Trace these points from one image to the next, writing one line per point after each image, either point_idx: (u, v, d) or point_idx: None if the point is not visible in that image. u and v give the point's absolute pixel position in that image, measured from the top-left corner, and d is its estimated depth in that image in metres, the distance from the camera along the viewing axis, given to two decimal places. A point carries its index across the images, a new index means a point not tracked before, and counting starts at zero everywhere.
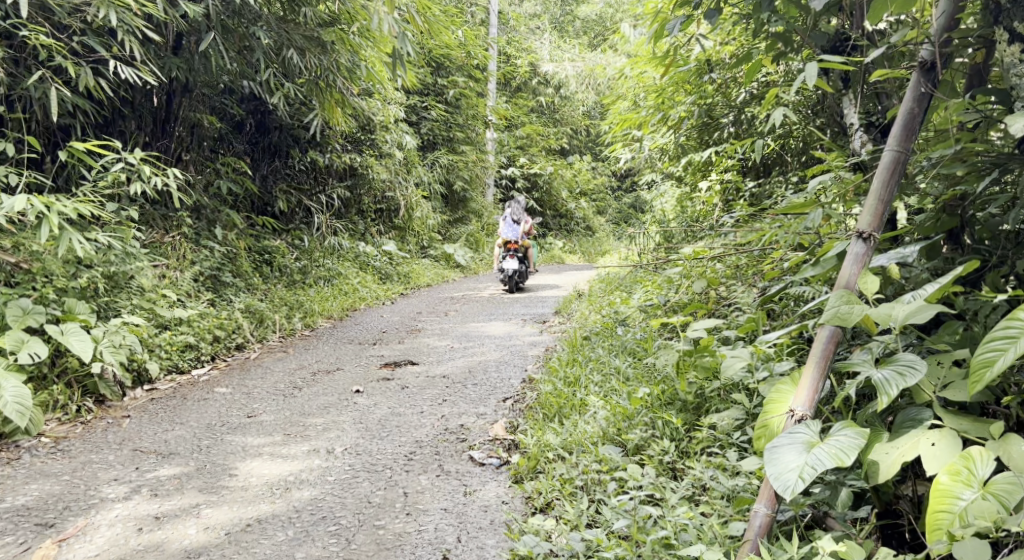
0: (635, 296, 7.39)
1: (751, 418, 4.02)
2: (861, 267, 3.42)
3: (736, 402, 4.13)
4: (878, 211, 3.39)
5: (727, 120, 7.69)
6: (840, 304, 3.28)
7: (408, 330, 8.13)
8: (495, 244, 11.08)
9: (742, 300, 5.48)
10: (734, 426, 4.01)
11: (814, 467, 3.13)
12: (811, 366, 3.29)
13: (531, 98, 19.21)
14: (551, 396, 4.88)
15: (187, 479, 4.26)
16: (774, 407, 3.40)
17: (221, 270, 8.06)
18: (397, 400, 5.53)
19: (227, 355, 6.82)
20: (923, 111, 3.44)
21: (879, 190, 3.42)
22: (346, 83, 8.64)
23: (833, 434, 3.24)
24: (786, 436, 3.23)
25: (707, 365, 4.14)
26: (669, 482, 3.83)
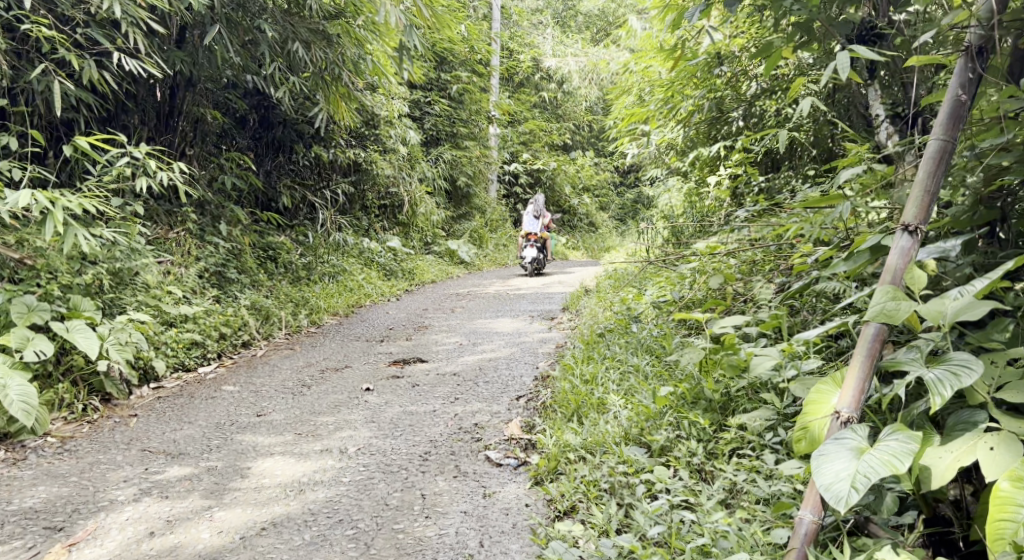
0: (647, 292, 7.28)
1: (783, 418, 3.92)
2: (908, 261, 3.27)
3: (765, 402, 4.03)
4: (925, 202, 3.25)
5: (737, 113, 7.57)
6: (886, 301, 3.18)
7: (415, 326, 8.02)
8: (518, 237, 11.95)
9: (758, 296, 5.38)
10: (765, 426, 3.91)
11: (867, 476, 3.02)
12: (857, 365, 3.17)
13: (534, 93, 19.09)
14: (568, 394, 4.77)
15: (198, 481, 4.14)
16: (814, 409, 3.27)
17: (226, 266, 7.95)
18: (408, 398, 5.42)
19: (234, 352, 6.71)
20: (971, 98, 3.30)
21: (926, 181, 3.29)
22: (352, 77, 8.53)
23: (883, 439, 3.13)
24: (834, 442, 3.10)
25: (735, 364, 4.04)
26: (701, 486, 3.74)
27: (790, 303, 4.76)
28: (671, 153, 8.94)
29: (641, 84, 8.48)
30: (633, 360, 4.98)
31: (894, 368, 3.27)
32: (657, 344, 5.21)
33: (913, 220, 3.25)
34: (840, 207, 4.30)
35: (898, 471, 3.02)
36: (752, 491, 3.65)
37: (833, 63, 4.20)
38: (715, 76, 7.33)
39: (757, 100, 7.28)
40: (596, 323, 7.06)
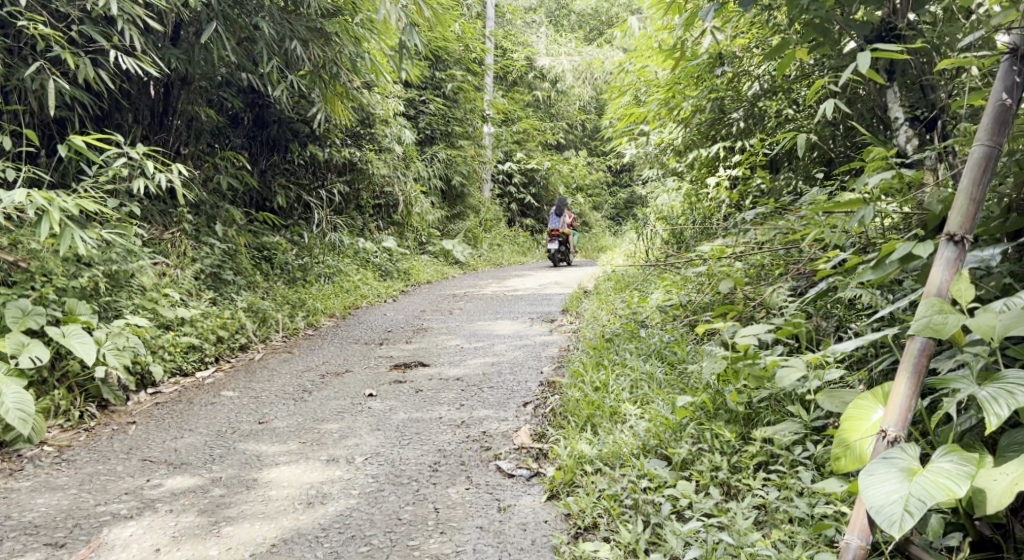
0: (650, 295, 7.18)
1: (809, 430, 3.86)
2: (953, 273, 3.18)
3: (792, 414, 3.94)
4: (971, 212, 3.15)
5: (738, 114, 7.48)
6: (933, 314, 3.11)
7: (414, 328, 7.90)
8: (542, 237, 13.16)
9: (769, 301, 5.28)
10: (794, 440, 3.82)
11: (921, 499, 2.96)
12: (902, 385, 3.06)
13: (527, 92, 18.94)
14: (578, 402, 4.67)
15: (203, 493, 4.01)
16: (855, 427, 3.25)
17: (222, 267, 7.82)
18: (413, 404, 5.29)
19: (231, 355, 6.58)
20: (1018, 104, 3.20)
21: (970, 188, 3.18)
22: (350, 76, 8.40)
23: (934, 461, 3.08)
24: (883, 462, 3.02)
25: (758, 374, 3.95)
26: (731, 504, 3.65)
27: (807, 309, 4.66)
28: (671, 154, 8.83)
29: (641, 83, 8.35)
30: (645, 367, 4.87)
31: (942, 385, 3.22)
32: (668, 352, 5.10)
33: (958, 230, 3.15)
34: (862, 211, 4.18)
35: (954, 496, 2.98)
36: (786, 509, 3.56)
37: (853, 62, 4.08)
38: (717, 76, 7.21)
39: (761, 101, 7.18)
40: (599, 327, 6.94)
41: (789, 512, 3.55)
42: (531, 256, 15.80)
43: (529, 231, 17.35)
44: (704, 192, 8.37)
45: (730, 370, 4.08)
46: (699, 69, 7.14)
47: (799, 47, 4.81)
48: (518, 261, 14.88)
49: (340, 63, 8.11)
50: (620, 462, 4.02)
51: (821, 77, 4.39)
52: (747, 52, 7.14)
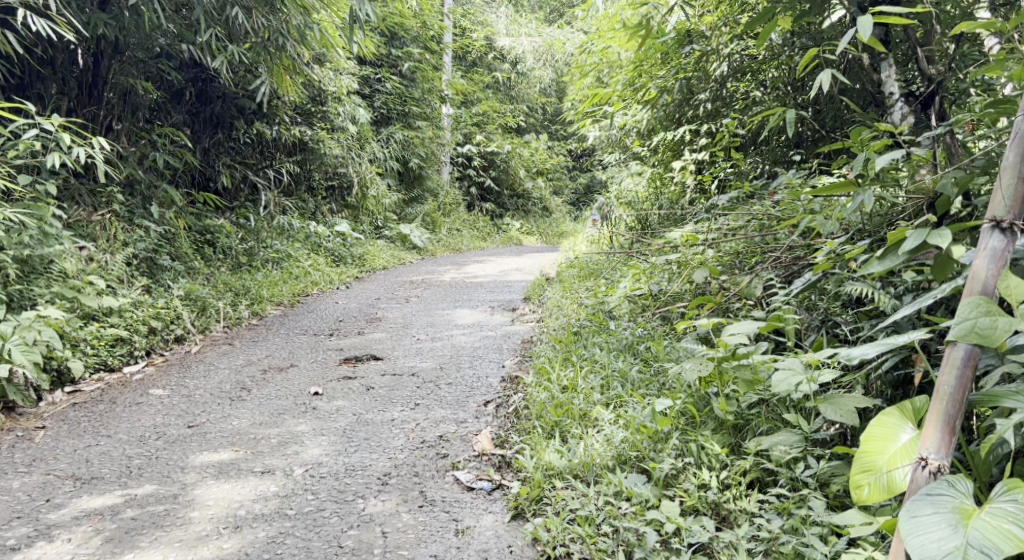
0: (619, 284, 6.76)
1: (809, 443, 3.47)
2: (1000, 266, 2.86)
3: (788, 424, 3.57)
4: (1019, 194, 2.84)
5: (705, 97, 7.05)
6: (978, 316, 2.82)
7: (367, 318, 7.39)
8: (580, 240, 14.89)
9: (748, 292, 4.90)
10: (791, 454, 3.46)
11: (979, 552, 2.67)
12: (944, 403, 2.75)
13: (487, 73, 18.34)
14: (545, 403, 4.25)
15: (112, 516, 3.54)
16: (878, 448, 2.98)
17: (159, 252, 7.30)
18: (365, 404, 4.84)
19: (165, 349, 6.09)
20: None
21: (1017, 167, 2.87)
22: (298, 48, 7.92)
23: (993, 500, 2.78)
24: (933, 506, 2.72)
25: (750, 379, 3.51)
26: (726, 533, 3.28)
27: (794, 302, 4.28)
28: (636, 137, 8.42)
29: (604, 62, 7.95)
30: (616, 364, 4.46)
31: (992, 401, 2.95)
32: (644, 348, 4.69)
33: (1005, 216, 2.85)
34: (859, 195, 3.81)
35: (1019, 546, 2.69)
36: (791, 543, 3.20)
37: (853, 27, 3.71)
38: (685, 55, 6.81)
39: (729, 80, 6.79)
40: (564, 318, 6.51)
41: (794, 542, 3.21)
42: (491, 241, 15.30)
43: (489, 215, 16.85)
44: (670, 175, 7.97)
45: (717, 372, 3.66)
46: (666, 46, 6.74)
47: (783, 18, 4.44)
48: (478, 246, 14.39)
49: (286, 34, 7.65)
50: (594, 477, 3.64)
51: (814, 49, 4.00)
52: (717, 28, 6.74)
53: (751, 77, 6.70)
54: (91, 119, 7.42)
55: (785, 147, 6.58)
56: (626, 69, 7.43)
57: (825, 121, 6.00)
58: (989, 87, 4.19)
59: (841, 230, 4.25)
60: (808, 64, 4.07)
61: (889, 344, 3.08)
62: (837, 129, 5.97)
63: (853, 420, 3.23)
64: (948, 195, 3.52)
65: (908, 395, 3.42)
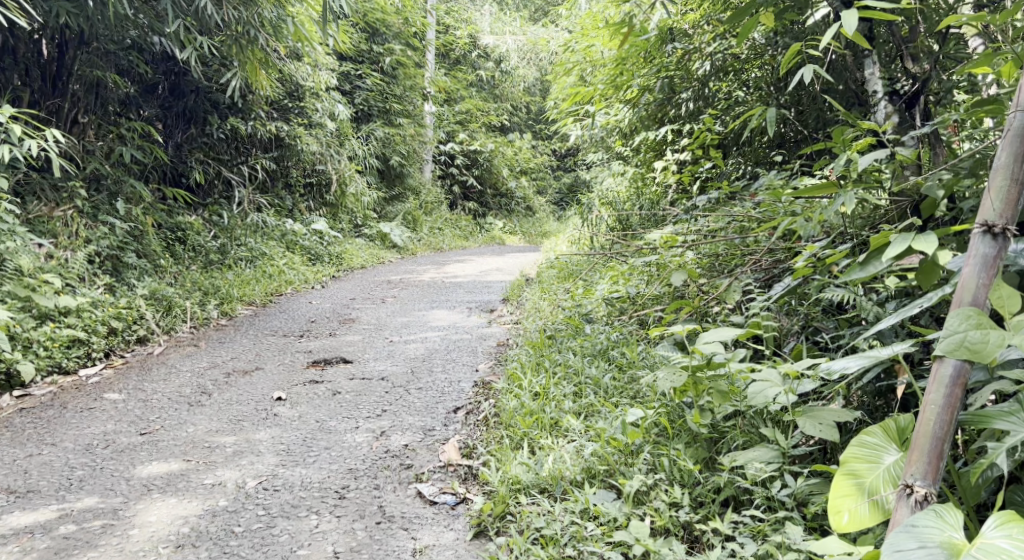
0: (598, 285, 6.59)
1: (786, 460, 3.29)
2: (990, 275, 2.72)
3: (765, 438, 3.39)
4: (1013, 198, 2.70)
5: (686, 95, 6.89)
6: (968, 329, 2.68)
7: (340, 319, 7.19)
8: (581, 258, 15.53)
9: (729, 296, 4.74)
10: (767, 471, 3.28)
11: None
12: (929, 422, 2.64)
13: (471, 71, 18.14)
14: (515, 411, 4.08)
15: (44, 534, 3.40)
16: (861, 471, 2.85)
17: (124, 250, 7.09)
18: (328, 411, 4.65)
19: (125, 350, 5.87)
20: None
21: (1010, 169, 2.73)
22: (271, 41, 7.76)
23: (985, 534, 2.61)
24: (918, 538, 2.58)
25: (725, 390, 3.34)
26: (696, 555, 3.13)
27: (773, 308, 4.11)
28: (617, 136, 8.25)
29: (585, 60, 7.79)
30: (590, 371, 4.29)
31: (982, 422, 2.85)
32: (619, 354, 4.52)
33: (997, 221, 2.71)
34: (841, 196, 3.65)
35: None
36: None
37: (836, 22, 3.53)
38: (666, 53, 6.66)
39: (712, 80, 6.64)
40: (540, 321, 6.33)
41: None
42: (474, 240, 15.10)
43: (471, 215, 16.64)
44: (651, 175, 7.82)
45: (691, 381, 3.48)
46: (648, 45, 6.59)
47: (764, 14, 4.28)
48: (460, 246, 14.18)
49: (258, 25, 7.50)
50: (561, 492, 3.49)
51: (794, 45, 3.82)
52: (699, 27, 6.59)
53: (733, 76, 6.55)
54: (56, 111, 7.21)
55: (769, 147, 6.43)
56: (606, 66, 7.28)
57: (807, 121, 5.86)
58: (975, 86, 4.06)
59: (823, 233, 4.09)
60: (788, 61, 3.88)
61: (869, 358, 2.93)
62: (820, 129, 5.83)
63: (831, 432, 3.08)
64: (934, 198, 3.37)
65: (890, 407, 3.27)
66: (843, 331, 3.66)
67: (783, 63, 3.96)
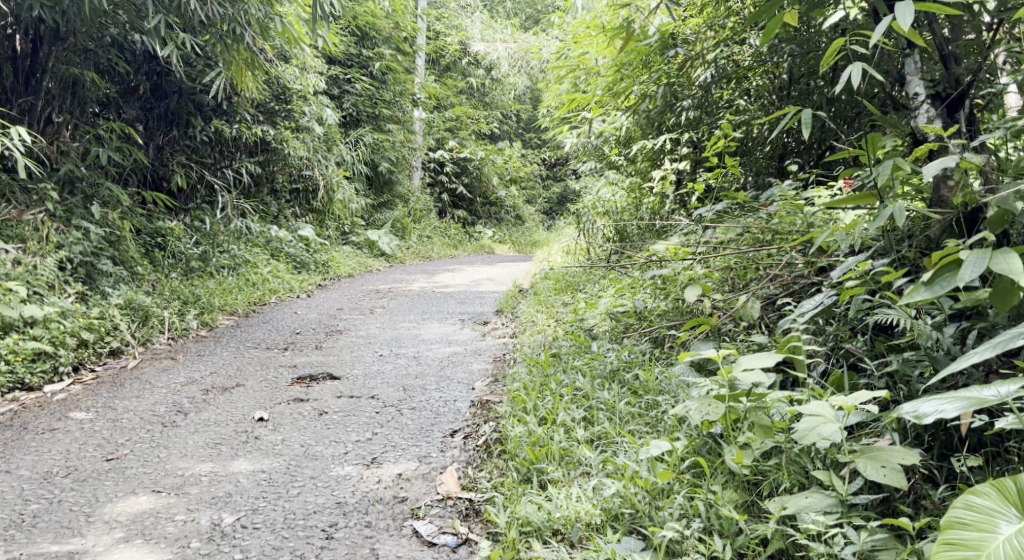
0: (602, 297, 6.26)
1: (846, 508, 3.05)
2: None
3: (817, 486, 3.14)
4: None
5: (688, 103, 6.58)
6: None
7: (327, 331, 6.82)
8: None
9: (747, 314, 4.42)
10: (827, 521, 3.03)
11: None
12: None
13: (461, 79, 17.75)
14: (522, 440, 3.74)
15: None
16: (981, 545, 2.74)
17: (99, 256, 6.72)
18: (314, 434, 4.28)
19: (96, 363, 5.53)
20: None
21: None
22: (258, 41, 7.40)
23: None
24: None
25: (768, 423, 3.23)
26: None
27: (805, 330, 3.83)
28: (615, 144, 7.90)
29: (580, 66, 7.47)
30: (601, 396, 3.98)
31: None
32: (632, 378, 4.18)
33: None
34: (886, 207, 3.35)
35: None
36: None
37: (890, 14, 3.22)
38: (668, 58, 6.35)
39: (714, 86, 6.35)
40: (538, 337, 5.96)
41: None
42: (463, 249, 14.71)
43: (460, 223, 16.25)
44: (648, 185, 7.48)
45: (727, 412, 3.34)
46: (649, 49, 6.27)
47: (786, 14, 4.01)
48: (449, 254, 13.77)
49: (244, 23, 7.14)
50: (578, 538, 3.20)
51: (837, 39, 3.51)
52: (701, 32, 6.28)
53: (736, 84, 6.22)
54: (29, 109, 6.82)
55: (776, 156, 6.10)
56: (606, 72, 6.97)
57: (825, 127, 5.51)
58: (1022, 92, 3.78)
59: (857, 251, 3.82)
60: (828, 55, 3.55)
61: (968, 403, 2.85)
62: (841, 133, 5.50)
63: (896, 475, 2.99)
64: (1009, 208, 3.12)
65: (956, 448, 3.18)
66: (891, 357, 3.38)
67: (824, 59, 3.62)
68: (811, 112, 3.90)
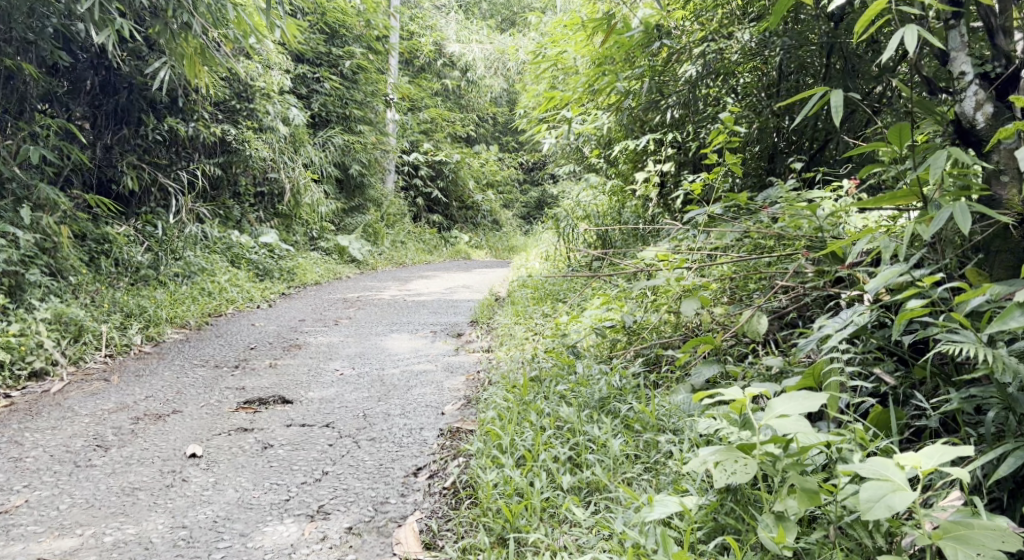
0: (590, 306, 5.66)
1: None
2: None
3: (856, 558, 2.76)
4: None
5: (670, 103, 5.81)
6: None
7: (285, 345, 6.19)
8: None
9: (750, 329, 3.87)
10: None
11: None
12: None
13: (436, 81, 17.14)
14: (497, 491, 3.29)
15: None
16: None
17: (29, 265, 6.05)
18: (253, 473, 3.69)
19: (14, 390, 5.00)
20: None
21: None
22: (210, 30, 6.72)
23: None
24: None
25: (813, 489, 2.79)
26: None
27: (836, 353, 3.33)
28: (596, 145, 7.30)
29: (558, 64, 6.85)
30: (592, 434, 3.51)
31: None
32: (627, 409, 3.66)
33: None
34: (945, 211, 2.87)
35: None
36: None
37: None
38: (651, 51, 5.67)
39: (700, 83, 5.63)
40: (517, 353, 5.34)
41: None
42: (438, 255, 14.05)
43: (436, 227, 15.59)
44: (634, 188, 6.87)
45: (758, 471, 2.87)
46: (632, 40, 5.54)
47: None
48: (424, 260, 13.11)
49: (193, 10, 6.46)
50: None
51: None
52: (685, 25, 5.73)
53: (721, 80, 5.63)
54: None
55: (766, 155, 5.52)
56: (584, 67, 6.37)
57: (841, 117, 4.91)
58: None
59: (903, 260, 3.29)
60: (869, 19, 3.00)
61: None
62: (857, 129, 4.85)
63: None
64: None
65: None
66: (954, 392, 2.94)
67: (861, 22, 3.07)
68: (841, 91, 3.35)
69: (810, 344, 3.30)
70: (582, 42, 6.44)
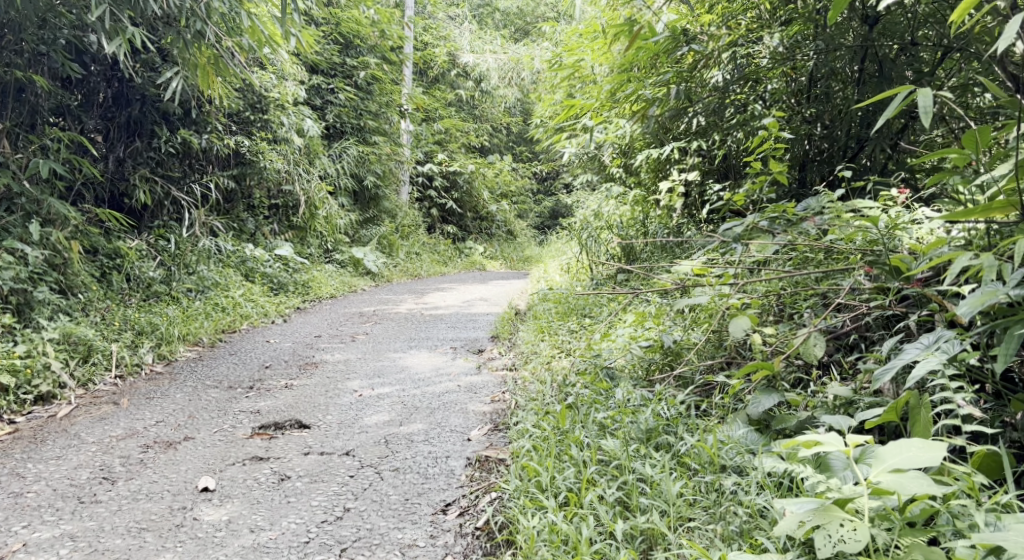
0: (623, 322, 5.35)
1: None
2: None
3: None
4: None
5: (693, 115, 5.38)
6: None
7: (301, 363, 5.92)
8: None
9: (810, 352, 3.60)
10: None
11: None
12: None
13: (449, 91, 16.86)
14: (541, 541, 3.17)
15: None
16: None
17: (36, 283, 5.79)
18: (268, 513, 3.45)
19: (19, 415, 4.76)
20: None
21: None
22: (224, 40, 6.45)
23: None
24: None
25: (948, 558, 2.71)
26: None
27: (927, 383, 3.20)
28: (615, 153, 7.01)
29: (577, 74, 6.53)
30: (641, 474, 3.36)
31: None
32: (680, 445, 3.49)
33: None
34: None
35: None
36: None
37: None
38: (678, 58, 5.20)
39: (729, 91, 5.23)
40: (546, 373, 5.05)
41: None
42: (453, 266, 13.77)
43: (450, 239, 15.29)
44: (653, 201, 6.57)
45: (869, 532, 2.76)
46: (658, 45, 5.05)
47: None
48: (439, 272, 12.83)
49: (206, 18, 6.19)
50: None
51: None
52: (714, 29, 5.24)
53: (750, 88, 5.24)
54: None
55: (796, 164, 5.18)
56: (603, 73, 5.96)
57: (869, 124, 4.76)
58: None
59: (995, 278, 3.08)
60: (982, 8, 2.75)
61: None
62: (889, 137, 4.66)
63: None
64: None
65: None
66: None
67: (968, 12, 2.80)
68: (927, 89, 3.04)
69: (891, 373, 3.13)
70: (600, 50, 6.10)
